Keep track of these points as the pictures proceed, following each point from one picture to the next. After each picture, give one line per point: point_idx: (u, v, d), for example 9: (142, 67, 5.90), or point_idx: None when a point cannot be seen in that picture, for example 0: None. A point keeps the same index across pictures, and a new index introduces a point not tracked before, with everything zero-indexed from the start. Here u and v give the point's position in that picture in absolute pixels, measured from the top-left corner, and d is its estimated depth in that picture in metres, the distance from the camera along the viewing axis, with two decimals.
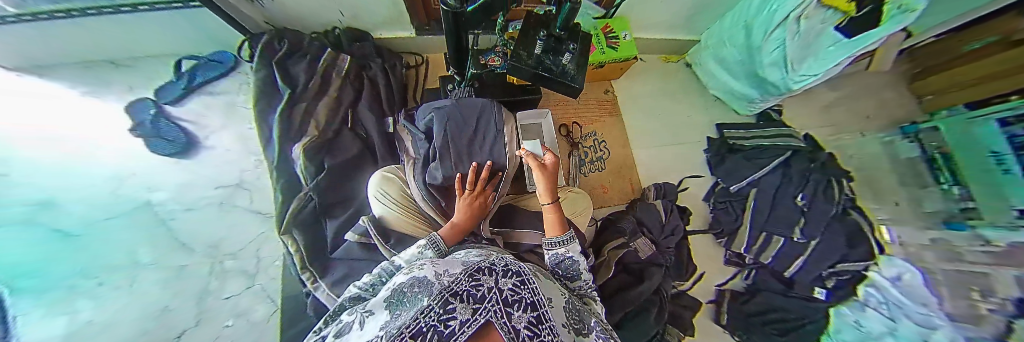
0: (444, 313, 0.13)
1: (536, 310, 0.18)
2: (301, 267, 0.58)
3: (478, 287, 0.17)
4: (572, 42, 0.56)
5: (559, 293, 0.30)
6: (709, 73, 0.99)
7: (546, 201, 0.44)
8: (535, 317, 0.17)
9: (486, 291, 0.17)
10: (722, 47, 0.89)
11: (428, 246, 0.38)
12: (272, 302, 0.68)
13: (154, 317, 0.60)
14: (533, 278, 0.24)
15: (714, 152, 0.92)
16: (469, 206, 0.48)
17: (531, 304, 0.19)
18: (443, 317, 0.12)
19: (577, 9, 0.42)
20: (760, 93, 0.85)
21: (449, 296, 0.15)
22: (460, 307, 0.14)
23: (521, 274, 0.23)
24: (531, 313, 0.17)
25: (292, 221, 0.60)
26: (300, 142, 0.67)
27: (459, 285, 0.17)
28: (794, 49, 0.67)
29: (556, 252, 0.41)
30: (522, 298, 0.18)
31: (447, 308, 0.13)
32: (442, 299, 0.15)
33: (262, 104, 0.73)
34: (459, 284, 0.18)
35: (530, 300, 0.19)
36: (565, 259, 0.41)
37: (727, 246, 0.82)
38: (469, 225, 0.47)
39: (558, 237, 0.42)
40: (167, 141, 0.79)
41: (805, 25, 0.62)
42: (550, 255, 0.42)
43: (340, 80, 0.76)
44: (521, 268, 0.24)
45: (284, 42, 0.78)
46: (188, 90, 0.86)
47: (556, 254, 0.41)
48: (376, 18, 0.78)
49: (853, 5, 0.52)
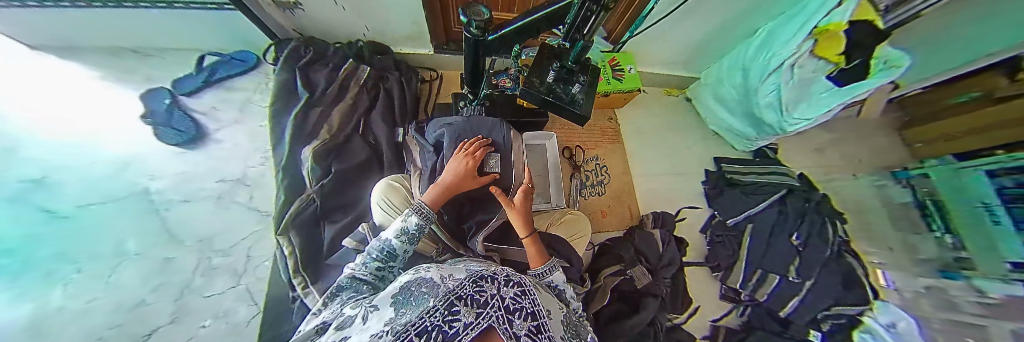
0: (449, 314, 0.16)
1: (536, 320, 0.20)
2: (293, 271, 0.57)
3: (481, 293, 0.20)
4: (583, 75, 0.59)
5: (559, 307, 0.31)
6: (707, 108, 1.03)
7: (524, 235, 0.47)
8: (535, 327, 0.19)
9: (488, 297, 0.19)
10: (720, 86, 0.94)
11: (413, 214, 0.43)
12: (256, 305, 0.66)
13: (127, 310, 0.55)
14: (533, 289, 0.26)
15: (712, 185, 0.95)
16: (459, 165, 0.49)
17: (531, 313, 0.21)
18: (448, 318, 0.15)
19: (590, 47, 0.47)
20: (756, 131, 0.88)
21: (455, 299, 0.18)
22: (465, 309, 0.16)
23: (522, 285, 0.25)
24: (530, 322, 0.19)
25: (290, 224, 0.60)
26: (310, 145, 0.68)
27: (464, 290, 0.20)
28: (789, 93, 0.71)
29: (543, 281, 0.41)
30: (523, 308, 0.21)
31: (452, 310, 0.16)
32: (449, 301, 0.18)
33: (279, 105, 0.76)
34: (464, 288, 0.20)
35: (530, 310, 0.21)
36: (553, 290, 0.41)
37: (724, 280, 0.82)
38: (456, 184, 0.48)
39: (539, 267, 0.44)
40: (178, 130, 0.80)
41: (800, 73, 0.67)
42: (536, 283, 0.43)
43: (357, 89, 0.79)
44: (522, 280, 0.27)
45: (310, 49, 0.82)
46: (206, 83, 0.89)
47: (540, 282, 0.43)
48: (398, 34, 0.82)
49: (842, 58, 0.59)
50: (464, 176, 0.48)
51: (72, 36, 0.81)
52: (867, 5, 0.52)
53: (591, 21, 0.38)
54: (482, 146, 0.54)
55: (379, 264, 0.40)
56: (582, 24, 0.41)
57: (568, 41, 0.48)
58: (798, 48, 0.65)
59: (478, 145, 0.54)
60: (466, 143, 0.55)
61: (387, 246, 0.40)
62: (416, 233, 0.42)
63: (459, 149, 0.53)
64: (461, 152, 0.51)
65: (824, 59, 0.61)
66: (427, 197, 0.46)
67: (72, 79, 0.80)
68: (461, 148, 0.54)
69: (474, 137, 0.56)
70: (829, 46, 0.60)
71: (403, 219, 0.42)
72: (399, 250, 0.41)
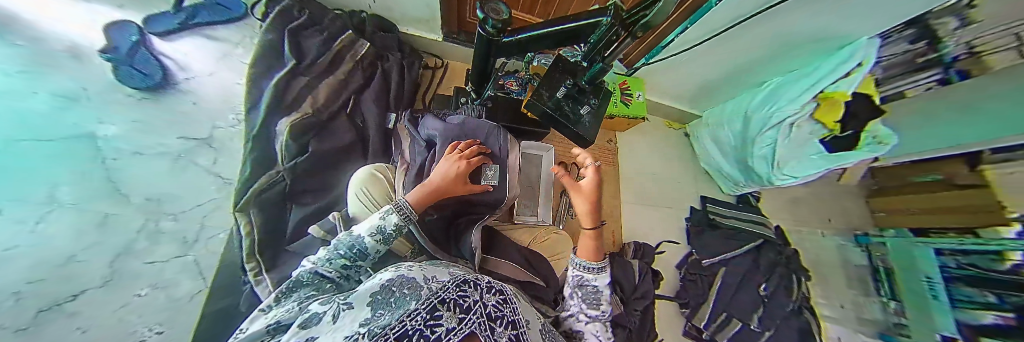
0: (430, 319, 0.15)
1: (517, 330, 0.22)
2: (248, 253, 0.52)
3: (464, 299, 0.19)
4: (594, 97, 0.58)
5: (537, 317, 0.33)
6: (704, 149, 1.04)
7: (589, 226, 0.45)
8: (515, 335, 0.21)
9: (471, 303, 0.19)
10: (719, 128, 0.95)
11: (393, 211, 0.40)
12: (204, 279, 0.60)
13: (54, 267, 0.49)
14: (513, 298, 0.27)
15: (695, 223, 0.96)
16: (450, 168, 0.46)
17: (512, 323, 0.22)
18: (430, 323, 0.14)
19: (606, 71, 0.48)
20: (746, 179, 0.89)
21: (438, 303, 0.17)
22: (446, 315, 0.16)
23: (503, 292, 0.26)
24: (511, 331, 0.21)
25: (253, 200, 0.55)
26: (289, 117, 0.63)
27: (448, 294, 0.19)
28: (784, 150, 0.73)
29: (580, 275, 0.45)
30: (504, 316, 0.22)
31: (434, 315, 0.15)
32: (431, 305, 0.16)
33: (261, 67, 0.69)
34: (447, 292, 0.20)
35: (511, 320, 0.22)
36: (586, 285, 0.44)
37: (690, 317, 0.81)
38: (439, 188, 0.44)
39: (593, 262, 0.45)
40: (141, 73, 0.71)
41: (796, 132, 0.70)
42: (574, 275, 0.46)
43: (352, 65, 0.74)
44: (503, 287, 0.27)
45: (305, 13, 0.75)
46: (182, 26, 0.81)
47: (579, 276, 0.45)
48: (407, 13, 0.77)
49: (839, 125, 0.61)
50: (454, 180, 0.46)
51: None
52: (870, 78, 0.59)
53: (617, 44, 0.38)
54: (478, 152, 0.52)
55: (345, 262, 0.36)
56: (604, 48, 0.41)
57: (586, 62, 0.48)
58: (801, 109, 0.68)
59: (468, 147, 0.52)
60: (461, 145, 0.52)
61: (358, 244, 0.37)
62: (392, 234, 0.39)
63: (452, 151, 0.50)
64: (455, 153, 0.50)
65: (818, 123, 0.65)
66: (412, 194, 0.43)
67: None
68: (451, 150, 0.51)
69: (467, 141, 0.54)
70: (828, 113, 0.63)
71: (381, 216, 0.39)
72: (370, 249, 0.38)
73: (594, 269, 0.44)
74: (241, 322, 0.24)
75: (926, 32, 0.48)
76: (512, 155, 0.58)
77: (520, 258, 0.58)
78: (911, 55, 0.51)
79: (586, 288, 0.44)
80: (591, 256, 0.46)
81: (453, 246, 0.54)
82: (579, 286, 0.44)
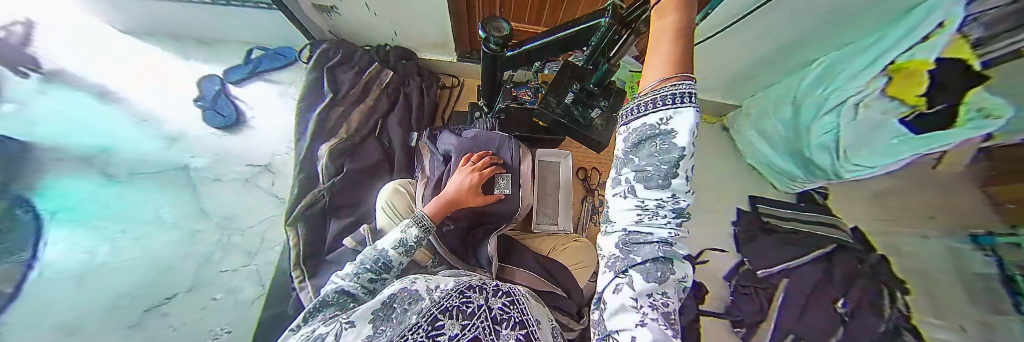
0: (433, 330, 0.22)
1: (524, 328, 0.26)
2: (294, 263, 0.58)
3: (468, 304, 0.26)
4: (603, 99, 0.57)
5: (548, 319, 0.35)
6: (749, 145, 0.93)
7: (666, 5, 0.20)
8: (523, 335, 0.25)
9: (474, 308, 0.25)
10: (765, 118, 0.88)
11: (415, 224, 0.43)
12: (260, 286, 0.76)
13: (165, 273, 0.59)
14: (521, 299, 0.31)
15: (744, 228, 0.83)
16: (463, 180, 0.50)
17: (521, 323, 0.27)
18: (434, 333, 0.22)
19: (614, 71, 0.47)
20: (806, 173, 0.76)
21: (439, 313, 0.24)
22: (447, 324, 0.23)
23: (511, 294, 0.30)
24: (518, 331, 0.25)
25: (300, 216, 0.62)
26: (328, 142, 0.72)
27: (450, 301, 0.26)
28: (849, 136, 0.62)
29: (634, 128, 0.22)
30: (511, 317, 0.27)
31: (436, 326, 0.23)
32: (432, 317, 0.24)
33: (306, 101, 0.80)
34: (450, 300, 0.27)
35: (519, 320, 0.27)
36: (643, 143, 0.21)
37: (748, 338, 0.68)
38: (452, 198, 0.47)
39: (670, 85, 0.18)
40: (220, 115, 0.88)
41: (865, 113, 0.57)
42: (629, 131, 0.23)
43: (379, 92, 0.82)
44: (511, 290, 0.32)
45: (339, 52, 0.86)
46: (251, 74, 1.02)
47: (642, 126, 0.21)
48: (424, 39, 0.84)
49: (923, 99, 0.46)
50: (465, 191, 0.49)
51: (152, 21, 0.89)
52: (959, 39, 0.39)
53: (620, 43, 0.38)
54: (489, 163, 0.54)
55: (372, 275, 0.37)
56: (608, 48, 0.41)
57: (591, 64, 0.48)
58: (870, 87, 0.56)
59: (480, 159, 0.54)
60: (470, 158, 0.54)
61: (382, 257, 0.39)
62: (414, 245, 0.42)
63: (465, 163, 0.53)
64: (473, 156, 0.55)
65: (896, 100, 0.51)
66: (429, 207, 0.46)
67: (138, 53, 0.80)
68: (464, 162, 0.54)
69: (479, 152, 0.56)
70: (907, 88, 0.49)
71: (403, 230, 0.42)
72: (394, 262, 0.40)
73: (668, 104, 0.18)
74: None
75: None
76: (524, 164, 0.60)
77: (538, 267, 0.56)
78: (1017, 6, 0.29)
79: (648, 161, 0.21)
80: (673, 71, 0.19)
81: (473, 254, 0.55)
82: (642, 148, 0.21)
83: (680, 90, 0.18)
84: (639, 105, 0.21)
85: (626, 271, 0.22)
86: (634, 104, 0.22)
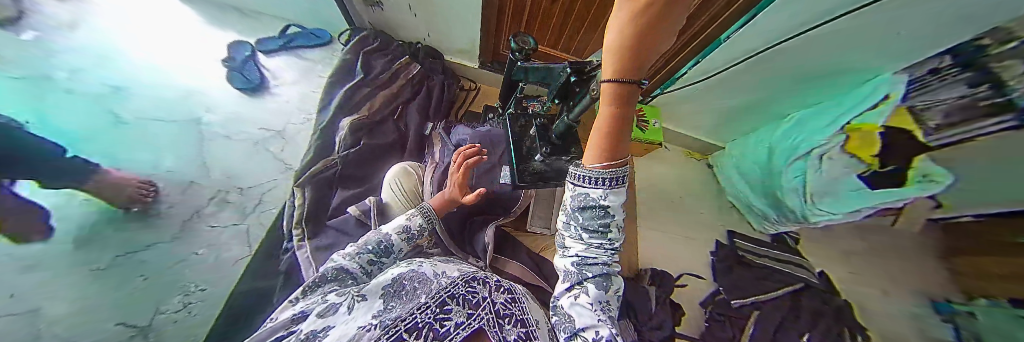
0: (441, 313, 0.21)
1: (525, 326, 0.25)
2: (296, 222, 0.59)
3: (473, 294, 0.26)
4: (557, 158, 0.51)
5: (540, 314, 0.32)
6: (729, 181, 1.00)
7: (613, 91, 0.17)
8: (524, 332, 0.24)
9: (479, 299, 0.25)
10: (743, 159, 0.93)
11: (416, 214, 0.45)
12: (248, 246, 0.65)
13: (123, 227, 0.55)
14: (521, 298, 0.31)
15: (720, 259, 0.87)
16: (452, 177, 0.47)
17: (519, 320, 0.26)
18: (440, 317, 0.20)
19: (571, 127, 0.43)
20: (778, 214, 0.82)
21: (447, 298, 0.24)
22: (454, 309, 0.22)
23: (511, 292, 0.31)
24: (519, 329, 0.24)
25: (309, 178, 0.64)
26: (349, 117, 0.77)
27: (457, 288, 0.26)
28: (816, 185, 0.68)
29: (584, 190, 0.22)
30: (513, 315, 0.26)
31: (444, 310, 0.22)
32: (440, 300, 0.23)
33: (336, 78, 0.86)
34: (457, 287, 0.27)
35: (519, 317, 0.26)
36: (589, 206, 0.23)
37: None
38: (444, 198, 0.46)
39: (604, 171, 0.20)
40: (245, 78, 0.90)
41: (829, 165, 0.65)
42: (574, 194, 0.23)
43: (404, 82, 0.89)
44: (511, 288, 0.32)
45: (376, 42, 0.94)
46: (280, 48, 1.01)
47: (584, 195, 0.23)
48: (454, 44, 0.93)
49: (878, 159, 0.56)
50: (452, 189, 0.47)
51: None
52: (903, 111, 0.53)
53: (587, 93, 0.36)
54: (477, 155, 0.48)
55: (373, 257, 0.39)
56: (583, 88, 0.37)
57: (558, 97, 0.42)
58: (830, 141, 0.65)
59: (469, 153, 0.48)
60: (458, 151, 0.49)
61: (385, 241, 0.40)
62: (417, 234, 0.44)
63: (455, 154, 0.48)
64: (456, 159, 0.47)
65: (857, 157, 0.59)
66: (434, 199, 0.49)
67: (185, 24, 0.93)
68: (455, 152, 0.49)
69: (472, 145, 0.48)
70: (864, 146, 0.58)
71: (407, 217, 0.44)
72: (395, 247, 0.41)
73: (609, 186, 0.21)
74: (275, 311, 0.28)
75: (984, 76, 0.40)
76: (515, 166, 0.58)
77: (528, 261, 0.61)
78: (969, 102, 0.43)
79: (591, 223, 0.23)
80: (609, 158, 0.20)
81: (469, 240, 0.58)
82: (584, 213, 0.23)
83: (615, 175, 0.21)
84: (584, 176, 0.22)
85: (583, 283, 0.24)
86: (576, 171, 0.23)
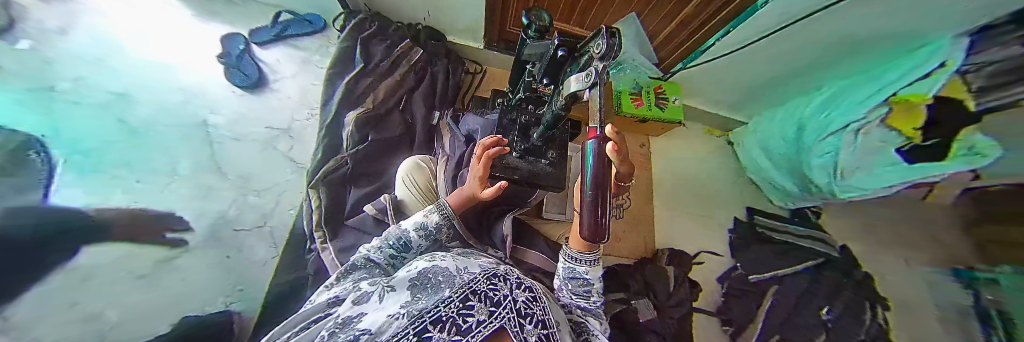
0: (463, 308, 0.17)
1: (547, 329, 0.21)
2: (316, 225, 0.60)
3: (495, 291, 0.21)
4: (551, 151, 0.52)
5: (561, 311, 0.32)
6: (751, 158, 0.95)
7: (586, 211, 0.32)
8: (546, 335, 0.20)
9: (501, 297, 0.20)
10: (770, 135, 0.87)
11: (435, 211, 0.43)
12: (274, 247, 0.68)
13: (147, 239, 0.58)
14: (543, 297, 0.26)
15: (739, 235, 0.87)
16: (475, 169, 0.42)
17: (543, 322, 0.22)
18: (462, 312, 0.16)
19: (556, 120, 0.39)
20: (802, 190, 0.80)
21: (469, 293, 0.20)
22: (478, 306, 0.18)
23: (533, 290, 0.26)
24: (541, 330, 0.20)
25: (323, 178, 0.65)
26: (354, 111, 0.75)
27: (478, 285, 0.22)
28: (848, 160, 0.65)
29: (575, 267, 0.35)
30: (536, 315, 0.21)
31: (467, 305, 0.17)
32: (463, 295, 0.19)
33: (337, 70, 0.83)
34: (478, 284, 0.22)
35: (542, 319, 0.22)
36: (577, 277, 0.35)
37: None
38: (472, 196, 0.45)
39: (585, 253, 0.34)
40: (243, 74, 0.87)
41: (864, 139, 0.62)
42: (564, 266, 0.37)
43: (407, 69, 0.84)
44: (533, 285, 0.27)
45: (374, 25, 0.88)
46: (275, 38, 0.96)
47: (572, 269, 0.35)
48: (456, 24, 0.87)
49: (919, 132, 0.53)
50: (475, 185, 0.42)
51: None
52: (956, 81, 0.48)
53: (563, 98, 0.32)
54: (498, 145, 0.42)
55: (393, 252, 0.39)
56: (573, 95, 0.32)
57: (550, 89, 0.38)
58: (870, 113, 0.62)
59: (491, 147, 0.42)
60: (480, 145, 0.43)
61: (404, 237, 0.40)
62: (434, 231, 0.42)
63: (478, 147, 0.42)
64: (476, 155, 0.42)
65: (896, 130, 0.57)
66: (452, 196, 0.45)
67: (178, 21, 0.89)
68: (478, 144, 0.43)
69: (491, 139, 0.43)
70: (907, 120, 0.55)
71: (425, 214, 0.42)
72: (414, 244, 0.40)
73: (588, 263, 0.35)
74: (313, 295, 0.29)
75: None
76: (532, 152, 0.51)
77: (546, 248, 0.62)
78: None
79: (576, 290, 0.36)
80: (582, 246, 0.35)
81: (488, 230, 0.58)
82: (571, 282, 0.36)
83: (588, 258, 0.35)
84: (570, 253, 0.36)
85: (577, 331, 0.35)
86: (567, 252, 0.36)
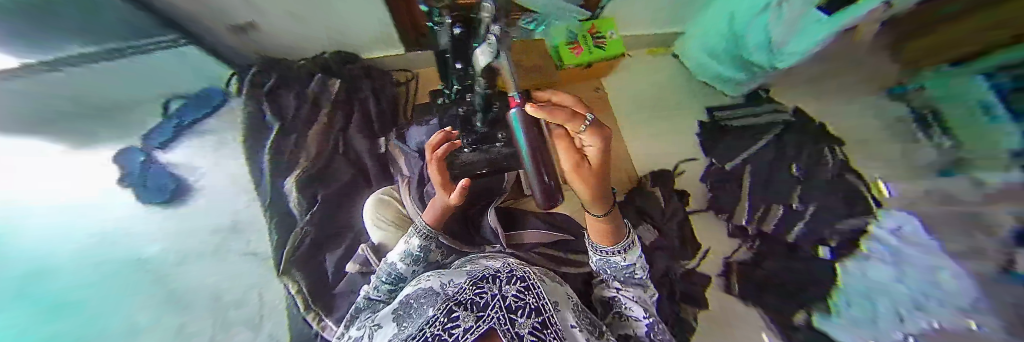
0: (449, 322, 0.23)
1: (542, 315, 0.26)
2: (304, 306, 0.62)
3: (482, 297, 0.26)
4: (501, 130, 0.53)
5: (570, 295, 0.32)
6: (698, 63, 0.98)
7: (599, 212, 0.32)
8: (539, 322, 0.25)
9: (487, 300, 0.26)
10: (710, 37, 0.89)
11: (416, 233, 0.42)
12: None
13: None
14: (538, 283, 0.31)
15: (707, 135, 0.92)
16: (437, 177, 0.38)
17: (535, 308, 0.27)
18: (449, 326, 0.22)
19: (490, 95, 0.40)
20: (748, 76, 0.85)
21: (454, 306, 0.25)
22: (462, 315, 0.23)
23: (525, 281, 0.31)
24: (534, 318, 0.25)
25: (291, 258, 0.65)
26: (291, 176, 0.73)
27: (463, 295, 0.27)
28: (779, 33, 0.70)
29: (608, 258, 0.38)
30: (527, 304, 0.26)
31: (452, 318, 0.23)
32: (448, 309, 0.25)
33: (250, 141, 0.82)
34: (463, 294, 0.28)
35: (534, 306, 0.27)
36: (612, 263, 0.38)
37: (730, 220, 0.81)
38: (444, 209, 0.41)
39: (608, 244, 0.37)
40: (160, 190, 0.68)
41: (788, 9, 0.65)
42: (596, 258, 0.40)
43: (332, 106, 0.83)
44: (527, 276, 0.32)
45: (275, 77, 0.83)
46: (178, 131, 0.78)
47: (605, 258, 0.39)
48: (363, 37, 0.80)
49: None
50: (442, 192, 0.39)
51: None
52: None
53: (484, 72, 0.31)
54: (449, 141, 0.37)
55: (390, 286, 0.41)
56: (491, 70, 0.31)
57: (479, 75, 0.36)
58: None
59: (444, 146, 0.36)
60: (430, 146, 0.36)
61: (394, 270, 0.40)
62: (422, 254, 0.42)
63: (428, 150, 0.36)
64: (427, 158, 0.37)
65: None
66: (428, 214, 0.43)
67: None
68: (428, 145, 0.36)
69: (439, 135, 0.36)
70: None
71: (406, 242, 0.41)
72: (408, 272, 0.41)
73: (621, 250, 0.37)
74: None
75: None
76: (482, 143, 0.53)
77: (541, 223, 0.64)
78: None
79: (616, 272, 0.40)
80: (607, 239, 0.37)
81: (479, 229, 0.58)
82: (609, 268, 0.40)
83: (619, 247, 0.37)
84: (598, 247, 0.38)
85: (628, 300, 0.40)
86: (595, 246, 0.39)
